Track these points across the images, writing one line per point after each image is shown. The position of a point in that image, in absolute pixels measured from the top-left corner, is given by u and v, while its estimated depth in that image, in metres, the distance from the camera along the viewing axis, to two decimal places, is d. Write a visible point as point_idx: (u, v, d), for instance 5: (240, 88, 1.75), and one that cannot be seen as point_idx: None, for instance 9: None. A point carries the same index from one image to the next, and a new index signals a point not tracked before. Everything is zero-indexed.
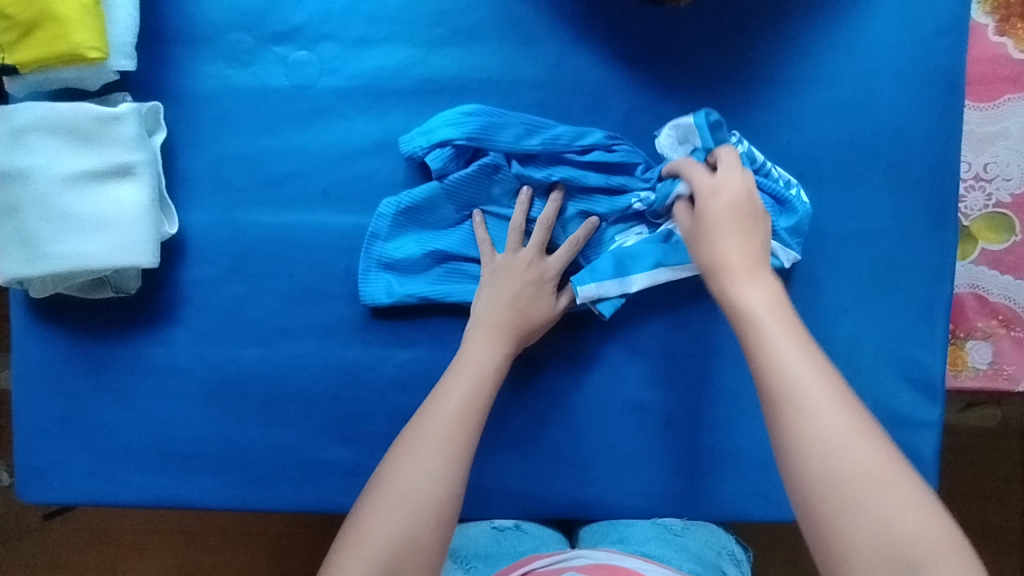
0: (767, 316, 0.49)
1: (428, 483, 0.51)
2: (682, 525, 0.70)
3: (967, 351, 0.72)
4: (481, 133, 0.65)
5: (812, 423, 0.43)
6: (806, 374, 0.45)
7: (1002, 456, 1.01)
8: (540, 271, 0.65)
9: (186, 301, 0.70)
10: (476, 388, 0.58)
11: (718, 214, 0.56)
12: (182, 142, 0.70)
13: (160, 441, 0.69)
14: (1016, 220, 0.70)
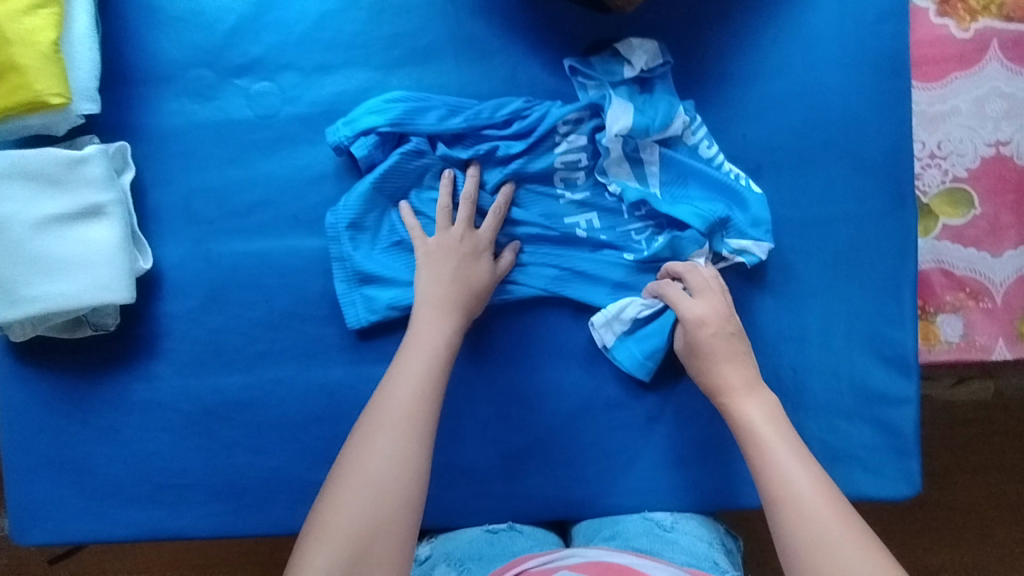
0: (763, 425, 0.57)
1: (389, 470, 0.54)
2: (671, 518, 0.69)
3: (938, 325, 0.72)
4: (404, 119, 0.67)
5: (805, 523, 0.50)
6: (798, 478, 0.53)
7: (994, 427, 1.02)
8: (472, 243, 0.67)
9: (166, 335, 0.70)
10: (430, 367, 0.60)
11: (708, 341, 0.62)
12: (151, 179, 0.70)
13: (153, 473, 0.71)
14: (973, 194, 0.71)
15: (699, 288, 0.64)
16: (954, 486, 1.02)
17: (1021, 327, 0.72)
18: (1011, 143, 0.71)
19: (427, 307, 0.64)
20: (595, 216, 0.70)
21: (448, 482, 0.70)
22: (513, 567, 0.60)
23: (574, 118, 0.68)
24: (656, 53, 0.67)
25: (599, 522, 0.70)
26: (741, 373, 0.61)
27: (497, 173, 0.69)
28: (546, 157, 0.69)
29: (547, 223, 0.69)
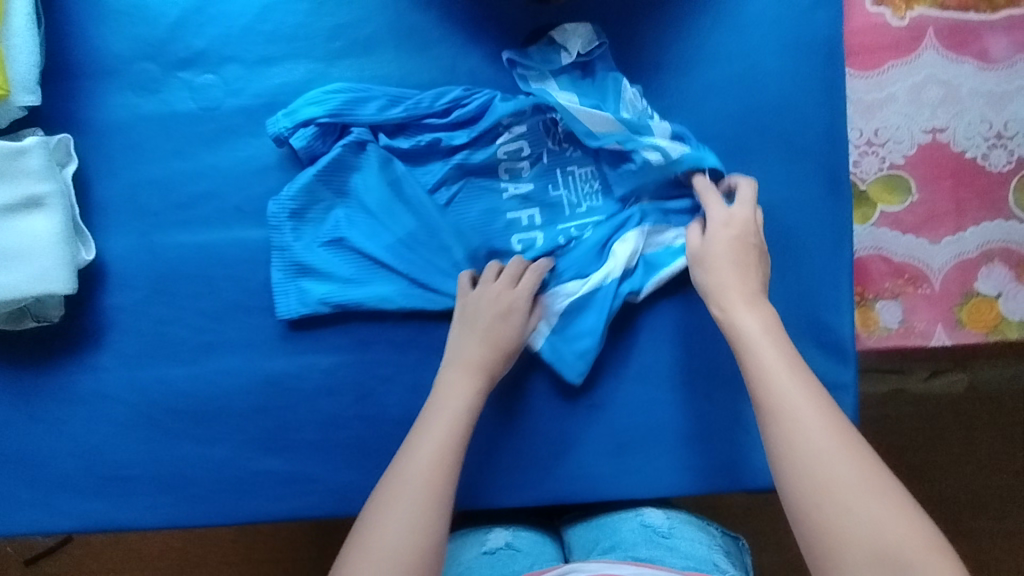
0: (760, 336, 0.56)
1: (409, 534, 0.52)
2: (670, 524, 0.69)
3: (878, 311, 0.73)
4: (344, 109, 0.67)
5: (801, 432, 0.50)
6: (794, 392, 0.52)
7: (965, 420, 1.04)
8: (508, 301, 0.65)
9: (111, 327, 0.71)
10: (447, 439, 0.58)
11: (723, 244, 0.62)
12: (95, 172, 0.71)
13: (99, 464, 0.71)
14: (911, 181, 0.72)
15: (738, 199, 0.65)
16: (933, 478, 1.03)
17: (960, 312, 0.72)
18: (948, 129, 0.72)
19: (449, 385, 0.62)
20: (536, 214, 0.70)
21: None
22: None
23: (530, 110, 0.68)
24: (591, 38, 0.68)
25: (597, 533, 0.70)
26: (751, 283, 0.61)
27: (444, 164, 0.70)
28: (487, 149, 0.69)
29: (486, 219, 0.70)
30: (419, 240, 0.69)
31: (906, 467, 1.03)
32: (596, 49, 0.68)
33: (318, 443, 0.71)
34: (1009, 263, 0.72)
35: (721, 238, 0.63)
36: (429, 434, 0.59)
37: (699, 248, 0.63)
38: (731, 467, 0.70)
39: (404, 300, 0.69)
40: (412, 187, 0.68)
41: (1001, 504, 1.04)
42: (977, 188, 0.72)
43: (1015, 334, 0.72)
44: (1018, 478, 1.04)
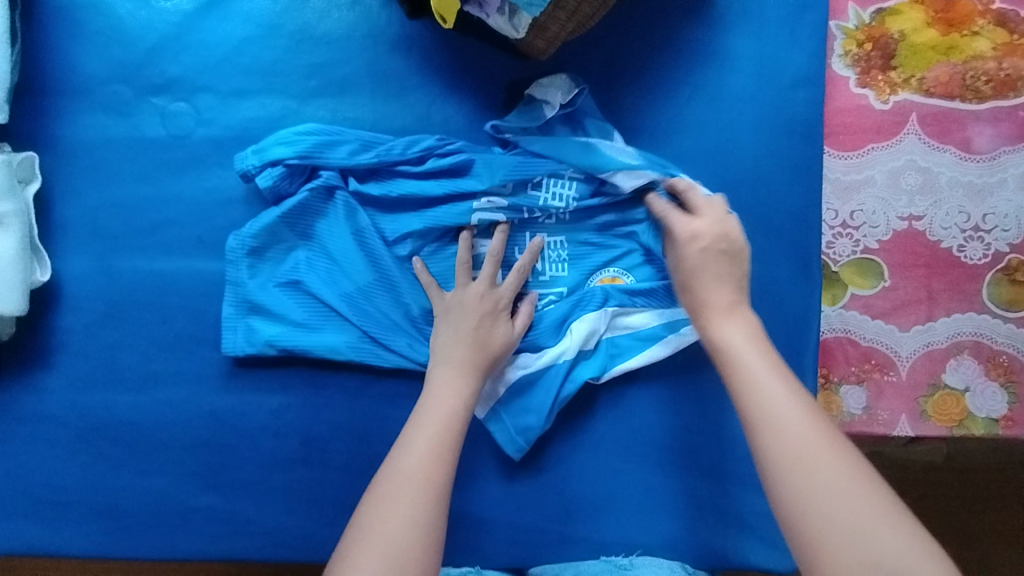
0: (746, 344, 0.56)
1: (409, 529, 0.52)
2: (629, 557, 0.68)
3: (842, 396, 0.71)
4: (314, 151, 0.66)
5: (788, 443, 0.50)
6: (781, 399, 0.52)
7: (943, 493, 1.02)
8: (492, 301, 0.65)
9: (60, 348, 0.70)
10: (441, 436, 0.58)
11: (695, 257, 0.60)
12: (59, 191, 0.70)
13: (35, 487, 0.70)
14: (884, 267, 0.71)
15: (702, 206, 0.63)
16: None
17: (925, 404, 0.71)
18: (925, 218, 0.71)
19: (441, 385, 0.61)
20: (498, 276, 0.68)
21: (333, 519, 0.69)
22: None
23: (511, 186, 0.66)
24: (570, 87, 0.66)
25: (557, 566, 0.68)
26: (723, 297, 0.59)
27: (415, 215, 0.68)
28: (461, 205, 0.66)
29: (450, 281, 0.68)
30: (377, 293, 0.67)
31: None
32: (577, 99, 0.67)
33: (258, 484, 0.69)
34: (979, 358, 0.71)
35: (693, 254, 0.60)
36: (421, 432, 0.58)
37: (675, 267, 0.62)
38: (678, 544, 0.69)
39: (351, 353, 0.67)
40: (372, 239, 0.67)
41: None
42: (951, 279, 0.71)
43: (981, 431, 0.70)
44: (996, 555, 1.01)
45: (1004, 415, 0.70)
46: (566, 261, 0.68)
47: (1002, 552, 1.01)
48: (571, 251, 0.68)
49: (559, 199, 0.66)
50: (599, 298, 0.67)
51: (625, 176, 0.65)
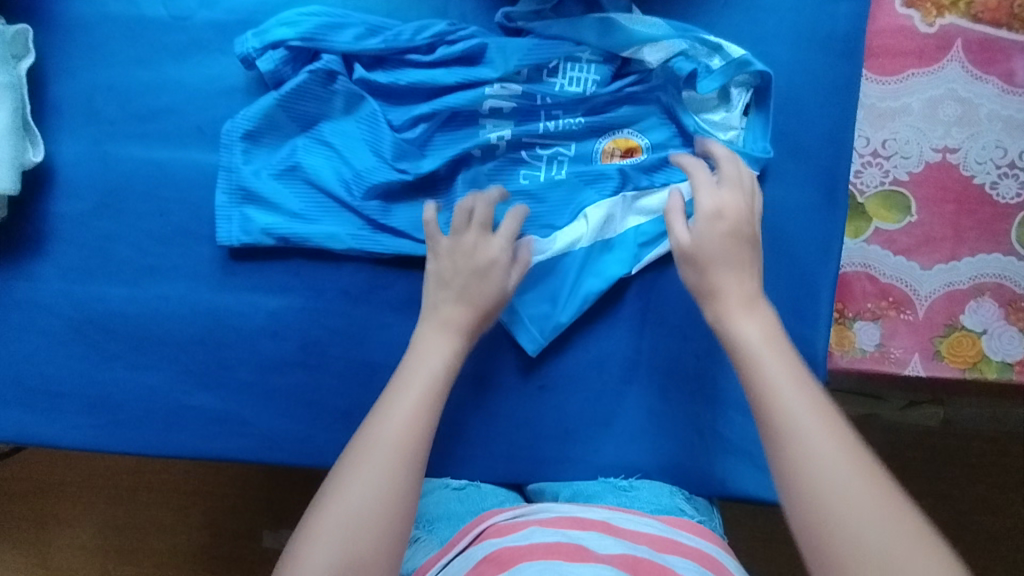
0: (763, 344, 0.53)
1: (377, 501, 0.50)
2: (630, 479, 0.68)
3: (855, 331, 0.70)
4: (317, 34, 0.64)
5: (807, 454, 0.47)
6: (798, 408, 0.49)
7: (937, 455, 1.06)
8: (485, 254, 0.61)
9: (54, 235, 0.67)
10: (415, 412, 0.55)
11: (711, 244, 0.58)
12: (54, 70, 0.67)
13: (26, 376, 0.68)
14: (912, 200, 0.68)
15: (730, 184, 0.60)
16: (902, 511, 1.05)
17: (939, 345, 0.69)
18: (959, 151, 0.68)
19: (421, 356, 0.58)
20: (508, 134, 0.66)
21: (328, 424, 0.68)
22: (482, 523, 0.61)
23: (526, 73, 0.66)
24: None
25: (555, 484, 0.68)
26: (741, 285, 0.56)
27: (426, 103, 0.66)
28: (473, 90, 0.65)
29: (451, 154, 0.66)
30: (380, 174, 0.65)
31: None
32: None
33: (254, 385, 0.68)
34: (1000, 301, 0.69)
35: (710, 231, 0.58)
36: (395, 409, 0.55)
37: (684, 240, 0.59)
38: (675, 468, 0.68)
39: (353, 243, 0.66)
40: (380, 122, 0.66)
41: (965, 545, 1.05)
42: (980, 217, 0.68)
43: (994, 375, 0.69)
44: (994, 519, 1.05)
45: (1019, 359, 0.68)
46: (581, 126, 0.66)
47: (999, 517, 1.05)
48: (586, 127, 0.66)
49: (575, 84, 0.66)
50: (616, 181, 0.65)
51: (650, 50, 0.64)
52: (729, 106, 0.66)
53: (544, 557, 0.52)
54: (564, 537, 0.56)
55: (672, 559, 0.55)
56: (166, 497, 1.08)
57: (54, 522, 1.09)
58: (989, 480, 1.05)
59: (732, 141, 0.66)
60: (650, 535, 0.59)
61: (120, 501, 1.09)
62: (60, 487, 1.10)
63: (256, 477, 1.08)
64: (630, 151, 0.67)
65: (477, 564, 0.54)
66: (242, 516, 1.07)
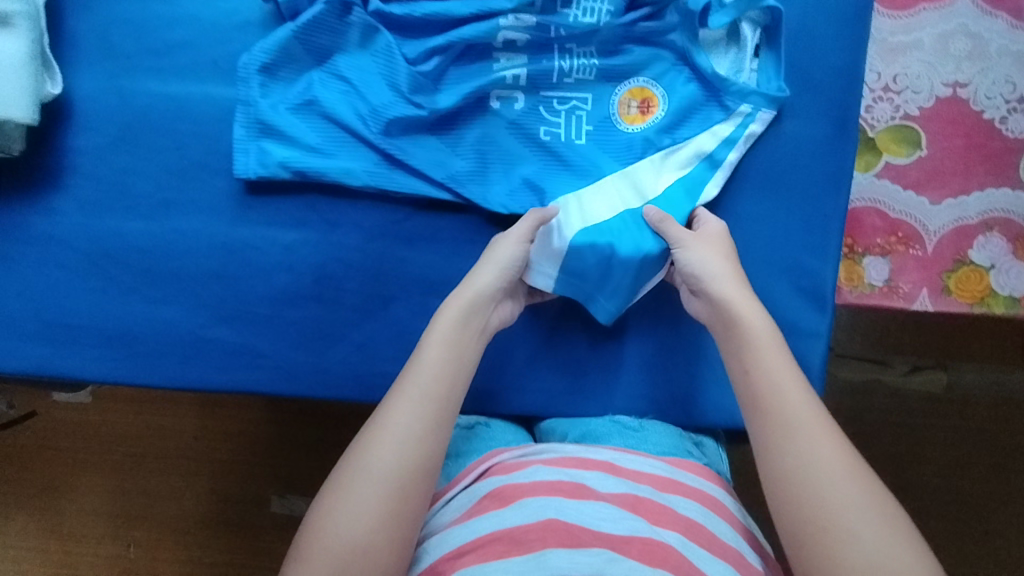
0: (764, 341, 0.56)
1: (400, 463, 0.52)
2: (640, 420, 0.68)
3: (864, 266, 0.70)
4: None
5: (797, 443, 0.50)
6: (793, 399, 0.52)
7: (940, 420, 1.07)
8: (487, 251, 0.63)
9: (72, 169, 0.68)
10: (439, 375, 0.56)
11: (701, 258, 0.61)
12: (72, 5, 0.69)
13: (43, 310, 0.68)
14: (923, 135, 0.69)
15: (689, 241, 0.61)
16: (905, 474, 1.06)
17: (947, 280, 0.69)
18: (970, 85, 0.69)
19: (427, 357, 0.57)
20: (525, 75, 0.67)
21: (344, 357, 0.69)
22: (487, 461, 0.61)
23: (541, 6, 0.66)
24: None
25: (567, 423, 0.69)
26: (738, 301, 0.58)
27: (440, 37, 0.67)
28: (488, 23, 0.66)
29: (472, 89, 0.66)
30: (397, 108, 0.66)
31: (874, 457, 1.06)
32: None
33: (271, 319, 0.69)
34: (1008, 236, 0.69)
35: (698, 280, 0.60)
36: (397, 407, 0.54)
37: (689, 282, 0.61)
38: (685, 400, 0.69)
39: (370, 178, 0.67)
40: (395, 55, 0.66)
41: (968, 508, 1.06)
42: (989, 151, 0.69)
43: (1002, 310, 0.69)
44: (998, 483, 1.06)
45: None
46: (595, 69, 0.67)
47: (1003, 481, 1.06)
48: (599, 63, 0.67)
49: (589, 15, 0.66)
50: (640, 151, 0.66)
51: None
52: (739, 43, 0.67)
53: (547, 494, 0.53)
54: (567, 475, 0.56)
55: (675, 499, 0.56)
56: (175, 462, 1.10)
57: (64, 488, 1.10)
58: (991, 446, 1.07)
59: (749, 82, 0.66)
60: (654, 475, 0.59)
61: (130, 467, 1.10)
62: (69, 455, 1.11)
63: (267, 443, 1.09)
64: (648, 100, 0.67)
65: (480, 500, 0.55)
66: (251, 482, 1.08)
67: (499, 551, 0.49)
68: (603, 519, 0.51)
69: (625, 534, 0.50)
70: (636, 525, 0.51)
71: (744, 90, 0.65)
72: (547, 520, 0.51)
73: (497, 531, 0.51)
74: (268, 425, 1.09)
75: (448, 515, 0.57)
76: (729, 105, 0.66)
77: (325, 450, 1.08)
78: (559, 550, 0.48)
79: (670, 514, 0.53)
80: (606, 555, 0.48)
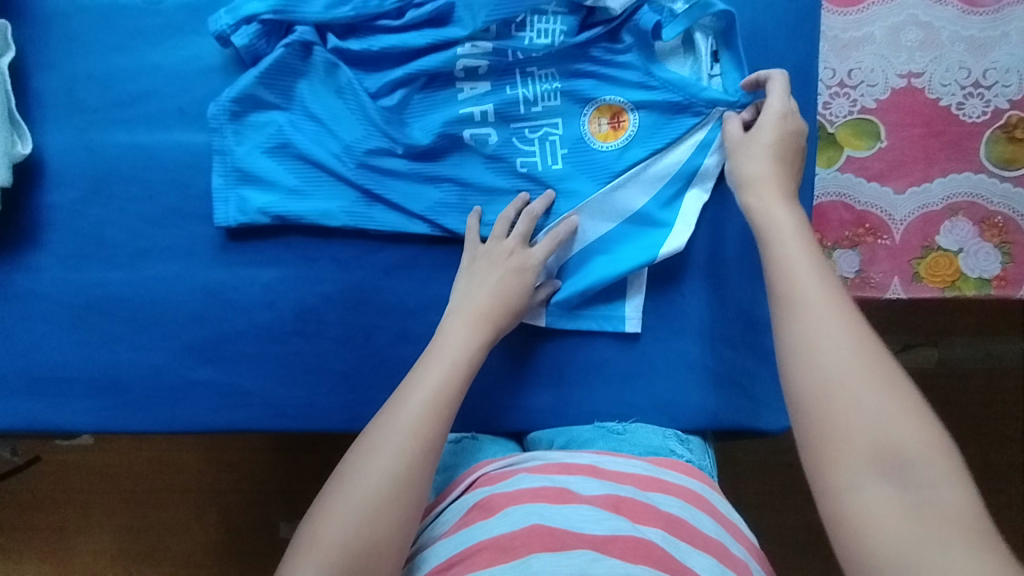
0: (786, 233, 0.56)
1: (390, 480, 0.52)
2: (624, 423, 0.69)
3: (835, 260, 0.71)
4: (286, 7, 0.65)
5: (807, 318, 0.49)
6: (809, 284, 0.51)
7: (933, 398, 1.08)
8: (522, 258, 0.65)
9: (48, 225, 0.69)
10: (436, 393, 0.57)
11: (757, 152, 0.62)
12: (35, 64, 0.69)
13: (31, 365, 0.69)
14: (882, 127, 0.70)
15: (736, 146, 0.64)
16: None
17: (917, 267, 0.70)
18: (924, 75, 0.70)
19: (422, 378, 0.58)
20: (492, 109, 0.68)
21: (331, 388, 0.70)
22: (474, 472, 0.63)
23: (495, 30, 0.67)
24: None
25: (552, 432, 0.70)
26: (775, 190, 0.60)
27: (401, 69, 0.68)
28: (446, 52, 0.67)
29: (442, 122, 0.67)
30: (372, 142, 0.68)
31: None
32: None
33: (256, 357, 0.70)
34: (974, 219, 0.70)
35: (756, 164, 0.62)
36: (391, 422, 0.55)
37: (742, 173, 0.62)
38: (670, 404, 0.70)
39: (349, 217, 0.68)
40: (358, 91, 0.67)
41: None
42: (948, 138, 0.70)
43: (972, 292, 0.70)
44: (990, 456, 1.07)
45: (996, 275, 0.70)
46: (558, 92, 0.68)
47: (995, 453, 1.07)
48: (562, 84, 0.68)
49: (544, 36, 0.66)
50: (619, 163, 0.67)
51: None
52: (696, 52, 0.67)
53: (530, 500, 0.55)
54: (550, 481, 0.58)
55: (656, 496, 0.57)
56: (179, 499, 1.11)
57: (72, 532, 1.11)
58: (984, 420, 1.08)
59: (715, 87, 0.67)
60: (635, 475, 0.60)
61: (136, 506, 1.11)
62: (74, 499, 1.12)
63: (269, 472, 1.10)
64: (617, 116, 0.68)
65: (468, 511, 0.57)
66: (256, 512, 1.09)
67: (487, 560, 0.50)
68: (584, 521, 0.52)
69: (607, 534, 0.51)
70: (618, 525, 0.52)
71: (710, 95, 0.65)
72: (532, 525, 0.52)
73: (484, 541, 0.52)
74: (271, 453, 1.10)
75: (438, 529, 0.58)
76: (698, 112, 0.67)
77: (329, 472, 1.09)
78: (542, 554, 0.49)
79: (652, 512, 0.55)
80: (588, 555, 0.49)
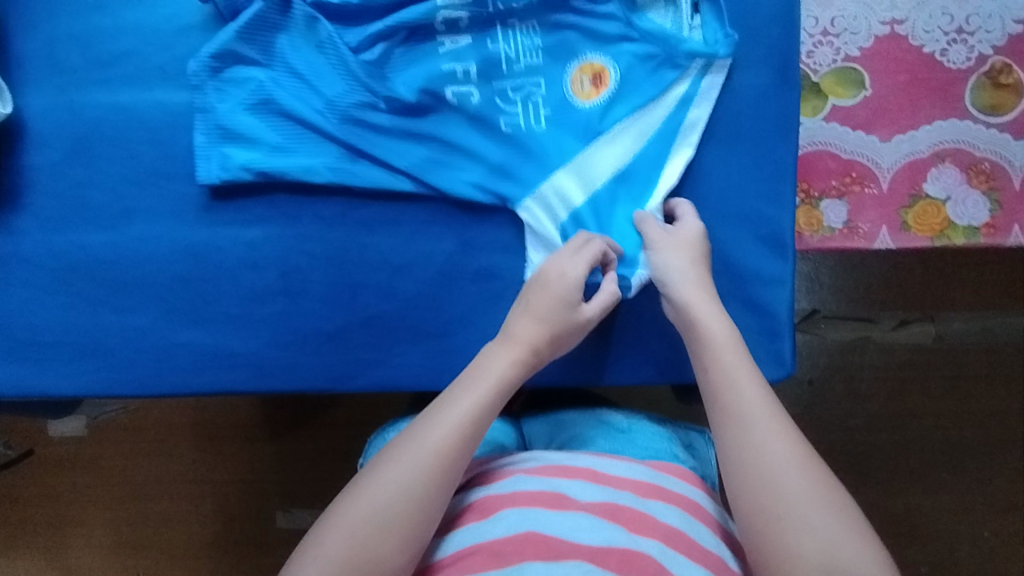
0: (724, 341, 0.57)
1: (408, 497, 0.49)
2: (629, 420, 0.70)
3: (822, 211, 0.71)
4: None
5: (750, 452, 0.50)
6: (752, 398, 0.53)
7: (930, 372, 1.07)
8: (560, 277, 0.61)
9: (29, 187, 0.69)
10: (471, 416, 0.53)
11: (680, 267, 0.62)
12: (15, 25, 0.69)
13: (14, 329, 0.69)
14: (865, 75, 0.70)
15: (662, 245, 0.63)
16: (896, 427, 1.06)
17: (905, 216, 0.70)
18: (906, 22, 0.70)
19: (456, 400, 0.54)
20: (474, 66, 0.68)
21: (317, 348, 0.69)
22: (475, 467, 0.63)
23: None
24: None
25: (556, 427, 0.72)
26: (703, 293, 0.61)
27: (383, 23, 0.68)
28: (426, 4, 0.67)
29: (425, 79, 0.67)
30: (354, 99, 0.67)
31: (868, 413, 1.06)
32: None
33: (241, 317, 0.69)
34: (961, 166, 0.70)
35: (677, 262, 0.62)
36: (419, 436, 0.52)
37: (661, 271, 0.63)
38: (661, 359, 0.69)
39: (333, 174, 0.68)
40: (339, 46, 0.67)
41: (961, 456, 1.06)
42: (932, 84, 0.70)
43: (962, 240, 0.69)
44: (987, 431, 1.06)
45: (985, 224, 0.69)
46: (539, 44, 0.68)
47: (993, 426, 1.06)
48: (544, 38, 0.68)
49: None
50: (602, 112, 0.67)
51: None
52: (676, 4, 0.67)
53: (526, 505, 0.53)
54: (547, 486, 0.55)
55: (656, 505, 0.55)
56: (171, 483, 1.10)
57: (64, 517, 1.10)
58: (983, 394, 1.07)
59: (696, 39, 0.67)
60: (636, 479, 0.58)
61: (128, 490, 1.10)
62: (68, 488, 1.11)
63: (263, 458, 1.09)
64: (599, 73, 0.67)
65: (463, 512, 0.56)
66: (251, 498, 1.09)
67: (479, 565, 0.49)
68: (581, 529, 0.50)
69: (603, 545, 0.49)
70: (615, 535, 0.50)
71: (687, 47, 0.66)
72: (527, 533, 0.50)
73: (476, 545, 0.51)
74: (266, 442, 1.09)
75: None
76: (679, 62, 0.67)
77: (323, 458, 1.08)
78: (536, 563, 0.48)
79: (651, 522, 0.53)
80: (584, 567, 0.47)
